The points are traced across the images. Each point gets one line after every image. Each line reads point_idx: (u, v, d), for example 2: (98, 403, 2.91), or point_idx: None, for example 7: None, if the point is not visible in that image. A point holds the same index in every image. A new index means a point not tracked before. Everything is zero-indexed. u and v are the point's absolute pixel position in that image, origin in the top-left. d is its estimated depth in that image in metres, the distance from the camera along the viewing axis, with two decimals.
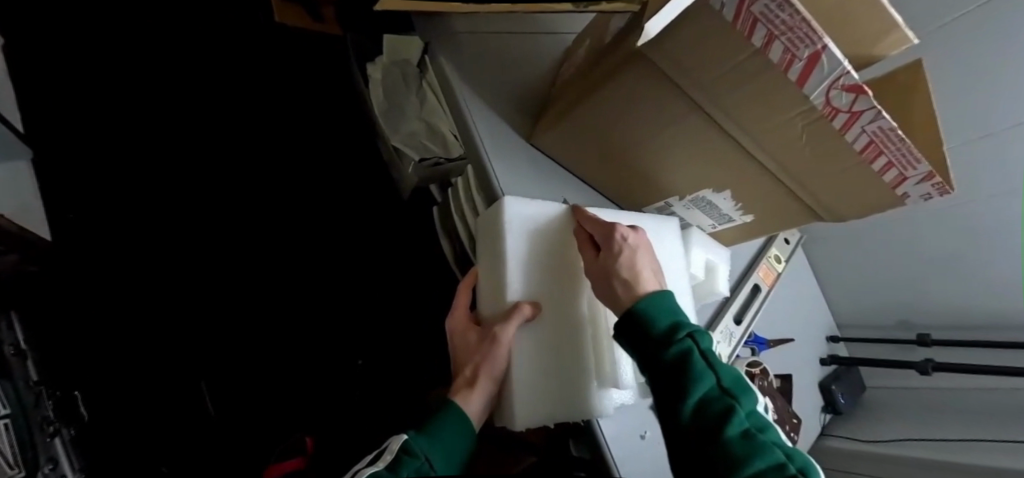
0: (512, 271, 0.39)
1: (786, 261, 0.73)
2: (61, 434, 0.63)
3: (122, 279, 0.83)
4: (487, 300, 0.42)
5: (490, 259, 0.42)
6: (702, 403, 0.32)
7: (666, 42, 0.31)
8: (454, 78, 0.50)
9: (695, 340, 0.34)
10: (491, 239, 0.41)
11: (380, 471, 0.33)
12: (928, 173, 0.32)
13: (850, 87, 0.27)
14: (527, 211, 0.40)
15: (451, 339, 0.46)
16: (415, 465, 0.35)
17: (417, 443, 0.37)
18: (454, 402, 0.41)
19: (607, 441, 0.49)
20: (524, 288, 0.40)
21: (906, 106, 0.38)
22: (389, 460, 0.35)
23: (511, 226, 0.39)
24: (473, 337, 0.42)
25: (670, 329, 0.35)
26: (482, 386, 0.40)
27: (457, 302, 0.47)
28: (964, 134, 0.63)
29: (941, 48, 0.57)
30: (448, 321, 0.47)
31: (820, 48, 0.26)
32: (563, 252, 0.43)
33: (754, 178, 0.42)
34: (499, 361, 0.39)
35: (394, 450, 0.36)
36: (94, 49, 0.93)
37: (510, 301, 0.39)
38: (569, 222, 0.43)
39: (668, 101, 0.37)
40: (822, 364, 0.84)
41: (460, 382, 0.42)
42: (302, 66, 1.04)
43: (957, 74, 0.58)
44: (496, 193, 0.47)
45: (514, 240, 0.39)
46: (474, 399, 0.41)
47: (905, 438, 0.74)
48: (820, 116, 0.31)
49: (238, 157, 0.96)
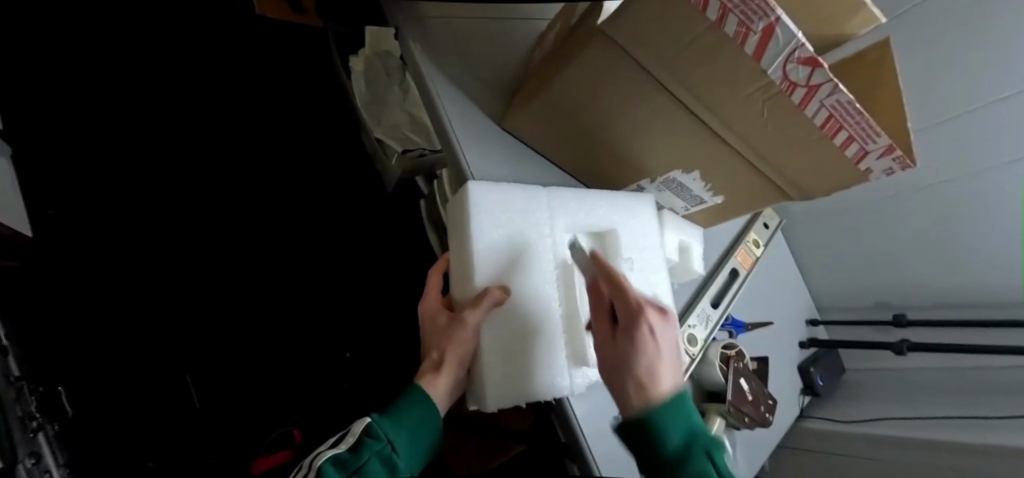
0: (480, 258, 0.39)
1: (765, 244, 0.73)
2: (43, 428, 0.63)
3: (104, 274, 0.83)
4: (457, 283, 0.41)
5: (456, 241, 0.42)
6: (679, 460, 0.31)
7: (625, 19, 0.31)
8: (424, 61, 0.50)
9: (711, 456, 0.33)
10: (458, 219, 0.41)
11: (342, 454, 0.34)
12: (887, 146, 0.32)
13: (805, 60, 0.27)
14: (491, 195, 0.40)
15: (422, 323, 0.45)
16: (376, 448, 0.34)
17: (381, 425, 0.36)
18: (419, 385, 0.39)
19: (579, 423, 0.50)
20: (491, 274, 0.39)
21: (872, 81, 0.38)
22: (352, 442, 0.35)
23: (478, 210, 0.39)
24: (442, 320, 0.41)
25: (684, 444, 0.32)
26: (449, 368, 0.39)
27: (429, 283, 0.45)
28: (940, 115, 0.63)
29: (920, 34, 0.58)
30: (420, 305, 0.45)
31: (773, 21, 0.26)
32: (531, 234, 0.42)
33: (722, 159, 0.42)
34: (466, 342, 0.38)
35: (357, 432, 0.36)
36: (71, 42, 0.92)
37: (477, 287, 0.39)
38: (535, 204, 0.43)
39: (631, 80, 0.37)
40: (801, 347, 0.85)
41: (426, 366, 0.40)
42: (284, 59, 1.03)
43: (935, 52, 0.58)
44: (466, 174, 0.48)
45: (481, 222, 0.39)
46: (439, 383, 0.39)
47: (883, 418, 0.75)
48: (780, 92, 0.31)
49: (221, 151, 0.95)
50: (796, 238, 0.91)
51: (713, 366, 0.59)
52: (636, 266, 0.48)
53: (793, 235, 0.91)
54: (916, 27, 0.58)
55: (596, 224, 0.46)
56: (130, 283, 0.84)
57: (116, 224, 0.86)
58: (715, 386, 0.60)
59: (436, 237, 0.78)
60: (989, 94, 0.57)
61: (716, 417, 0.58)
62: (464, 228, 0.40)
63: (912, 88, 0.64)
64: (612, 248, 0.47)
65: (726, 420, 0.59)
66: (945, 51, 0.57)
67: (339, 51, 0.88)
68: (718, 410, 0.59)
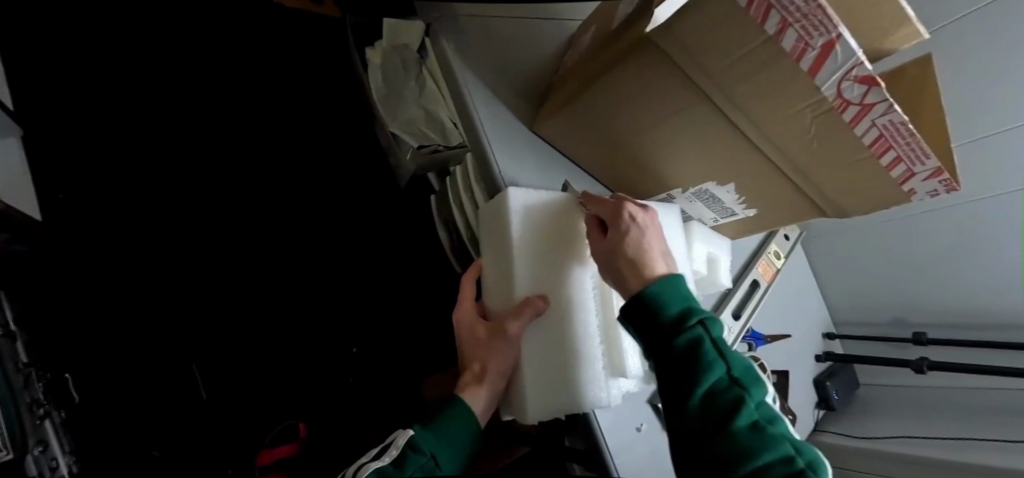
0: (519, 267, 0.39)
1: (785, 257, 0.73)
2: (50, 416, 0.62)
3: (113, 261, 0.82)
4: (495, 294, 0.42)
5: (495, 248, 0.42)
6: (712, 393, 0.31)
7: (676, 31, 0.30)
8: (456, 62, 0.49)
9: (706, 327, 0.34)
10: (495, 230, 0.41)
11: (386, 467, 0.34)
12: (936, 169, 0.32)
13: (862, 79, 0.27)
14: (533, 202, 0.40)
15: (458, 333, 0.45)
16: (419, 461, 0.35)
17: (423, 439, 0.37)
18: (461, 398, 0.41)
19: (603, 433, 0.49)
20: (531, 282, 0.39)
21: (917, 98, 0.37)
22: (395, 454, 0.36)
23: (518, 217, 0.39)
24: (480, 331, 0.41)
25: (680, 316, 0.34)
26: (492, 380, 0.41)
27: (463, 294, 0.46)
28: (977, 131, 0.62)
29: (953, 51, 0.57)
30: (455, 314, 0.46)
31: (834, 38, 0.25)
32: (567, 241, 0.42)
33: (759, 171, 0.42)
34: (506, 357, 0.39)
35: (400, 445, 0.37)
36: (83, 24, 0.90)
37: (517, 296, 0.39)
38: (574, 212, 0.43)
39: (673, 90, 0.36)
40: (817, 361, 0.85)
41: (467, 377, 0.42)
42: (299, 49, 1.02)
43: (968, 67, 0.57)
44: (498, 184, 0.47)
45: (521, 233, 0.39)
46: (481, 395, 0.41)
47: (896, 436, 0.75)
48: (830, 109, 0.31)
49: (233, 141, 0.94)
50: (814, 250, 0.91)
51: None
52: None
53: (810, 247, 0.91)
54: (954, 42, 0.56)
55: None
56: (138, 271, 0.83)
57: (124, 210, 0.85)
58: None
59: (451, 236, 0.77)
60: None
61: None
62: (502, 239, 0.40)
63: (952, 102, 0.61)
64: None
65: None
66: (985, 67, 0.56)
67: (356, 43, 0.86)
68: None
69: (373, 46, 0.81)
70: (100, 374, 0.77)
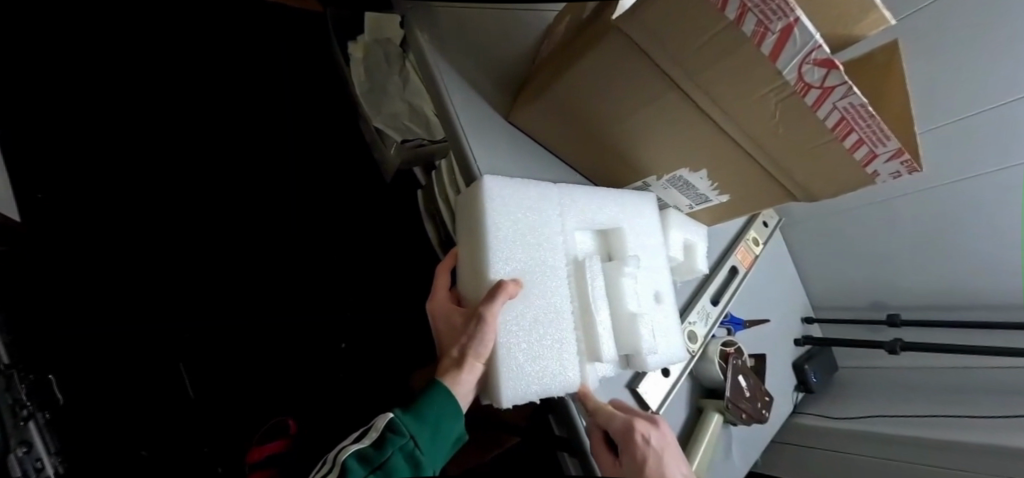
0: (493, 253, 0.39)
1: (765, 243, 0.74)
2: (34, 417, 0.62)
3: (94, 260, 0.81)
4: (468, 281, 0.42)
5: (469, 235, 0.42)
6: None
7: (641, 19, 0.31)
8: (430, 51, 0.48)
9: None
10: (469, 216, 0.41)
11: (366, 449, 0.37)
12: (896, 150, 0.33)
13: (821, 62, 0.27)
14: (506, 188, 0.40)
15: (437, 322, 0.45)
16: (399, 443, 0.37)
17: (403, 421, 0.38)
18: (441, 382, 0.39)
19: (581, 416, 0.50)
20: (507, 268, 0.39)
21: (880, 83, 0.38)
22: (375, 437, 0.38)
23: (492, 203, 0.39)
24: (458, 319, 0.41)
25: None
26: (471, 366, 0.38)
27: (438, 283, 0.47)
28: (951, 115, 0.63)
29: (925, 38, 0.58)
30: (429, 304, 0.46)
31: (792, 22, 0.26)
32: (541, 228, 0.42)
33: (729, 158, 0.43)
34: (485, 339, 0.37)
35: (380, 427, 0.38)
36: (56, 20, 0.89)
37: (492, 281, 0.38)
38: (547, 199, 0.43)
39: (642, 77, 0.36)
40: (795, 345, 0.86)
41: (446, 363, 0.39)
42: (281, 45, 1.01)
43: (939, 54, 0.58)
44: (473, 173, 0.47)
45: (495, 219, 0.39)
46: (462, 381, 0.38)
47: (874, 415, 0.77)
48: (793, 93, 0.31)
49: (216, 137, 0.93)
50: (795, 238, 0.92)
51: (712, 363, 0.60)
52: (642, 264, 0.49)
53: (790, 236, 0.92)
54: (928, 27, 0.57)
55: (604, 221, 0.47)
56: (119, 271, 0.82)
57: (104, 209, 0.84)
58: (713, 382, 0.61)
59: (435, 229, 0.77)
60: (1006, 93, 0.56)
61: (715, 413, 0.60)
62: (477, 221, 0.39)
63: (927, 88, 0.62)
64: (617, 245, 0.48)
65: (724, 416, 0.60)
66: (957, 52, 0.57)
67: (339, 38, 0.86)
68: (716, 406, 0.60)
69: (355, 40, 0.81)
70: (84, 374, 0.76)
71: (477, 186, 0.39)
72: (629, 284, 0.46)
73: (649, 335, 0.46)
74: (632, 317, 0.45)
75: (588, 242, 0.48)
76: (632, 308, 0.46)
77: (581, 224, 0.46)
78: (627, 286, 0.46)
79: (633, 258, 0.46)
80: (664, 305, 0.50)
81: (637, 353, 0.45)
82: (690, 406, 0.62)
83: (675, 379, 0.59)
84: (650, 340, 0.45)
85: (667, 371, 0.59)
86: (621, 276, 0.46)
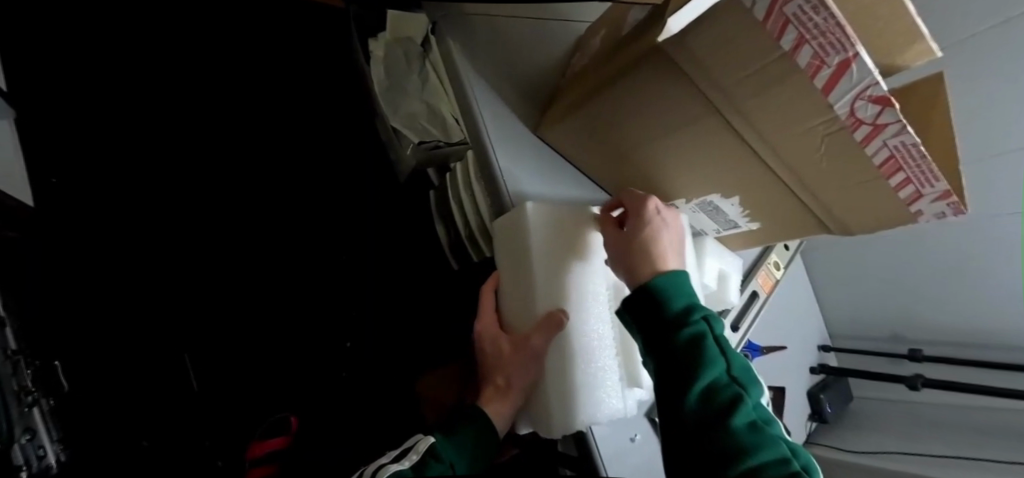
0: (539, 280, 0.39)
1: (785, 267, 0.74)
2: (38, 404, 0.62)
3: (105, 248, 0.81)
4: (513, 307, 0.43)
5: (515, 267, 0.42)
6: (710, 390, 0.32)
7: (689, 43, 0.29)
8: (461, 61, 0.50)
9: (709, 322, 0.35)
10: (514, 245, 0.41)
11: (406, 473, 0.35)
12: (944, 191, 0.32)
13: (877, 98, 0.26)
14: (551, 217, 0.40)
15: (476, 345, 0.45)
16: (439, 470, 0.36)
17: (444, 449, 0.38)
18: (483, 410, 0.41)
19: (596, 443, 0.49)
20: (552, 297, 0.39)
21: (926, 119, 0.37)
22: (415, 460, 0.36)
23: (536, 230, 0.39)
24: (503, 345, 0.41)
25: (683, 310, 0.35)
26: (514, 395, 0.41)
27: (484, 304, 0.46)
28: (990, 149, 0.64)
29: (981, 76, 0.60)
30: (474, 326, 0.46)
31: (850, 56, 0.25)
32: (585, 257, 0.42)
33: (768, 187, 0.41)
34: (528, 372, 0.39)
35: (421, 450, 0.37)
36: (81, 8, 0.89)
37: (539, 311, 0.39)
38: (590, 228, 0.43)
39: (681, 102, 0.35)
40: (811, 372, 0.85)
41: (490, 391, 0.42)
42: (304, 42, 1.03)
43: (987, 87, 0.60)
44: (507, 204, 0.47)
45: (539, 246, 0.39)
46: (503, 410, 0.41)
47: (896, 452, 0.76)
48: (842, 128, 0.30)
49: (235, 131, 0.93)
50: (813, 262, 0.93)
51: None
52: None
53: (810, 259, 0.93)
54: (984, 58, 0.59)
55: None
56: (127, 260, 0.82)
57: (116, 196, 0.84)
58: None
59: (448, 231, 0.77)
60: None
61: None
62: (523, 251, 0.39)
63: (970, 120, 0.64)
64: None
65: None
66: (1008, 85, 0.58)
67: (359, 35, 0.86)
68: None
69: (375, 38, 0.80)
70: (88, 363, 0.76)
71: (523, 212, 0.39)
72: None
73: None
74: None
75: None
76: None
77: None
78: None
79: None
80: None
81: None
82: None
83: None
84: None
85: None
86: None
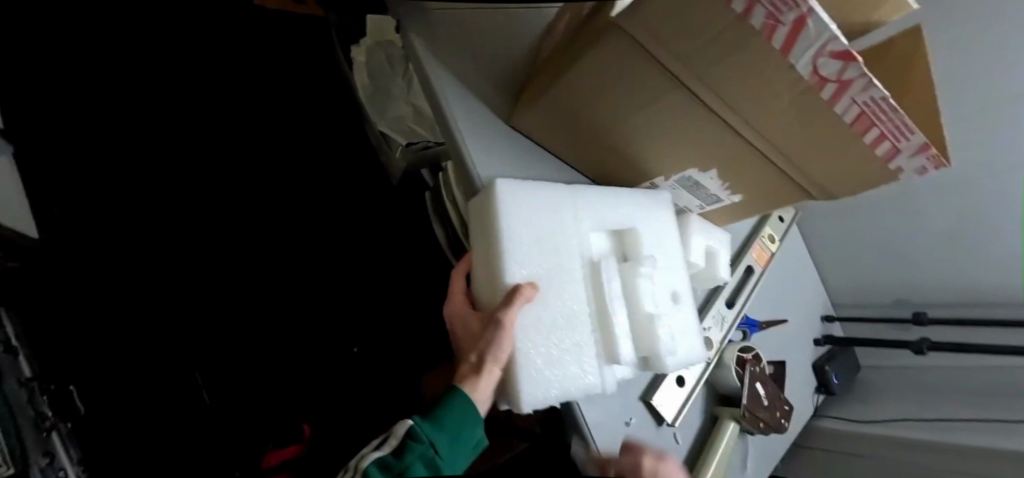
0: (508, 257, 0.38)
1: (780, 240, 0.73)
2: (58, 428, 0.63)
3: (110, 272, 0.82)
4: (483, 285, 0.41)
5: (483, 241, 0.40)
6: None
7: (642, 16, 0.28)
8: (426, 53, 0.48)
9: None
10: (483, 220, 0.40)
11: (387, 458, 0.36)
12: (921, 144, 0.30)
13: (838, 54, 0.25)
14: (522, 192, 0.40)
15: (453, 328, 0.45)
16: (419, 451, 0.36)
17: (423, 428, 0.37)
18: (460, 389, 0.38)
19: (587, 424, 0.50)
20: (523, 272, 0.38)
21: (902, 75, 0.36)
22: (395, 444, 0.37)
23: (506, 205, 0.38)
24: (477, 323, 0.41)
25: None
26: (491, 371, 0.37)
27: (454, 288, 0.47)
28: (996, 101, 0.61)
29: (977, 19, 0.58)
30: (446, 308, 0.46)
31: (805, 12, 0.24)
32: (560, 233, 0.42)
33: (743, 158, 0.41)
34: (505, 344, 0.36)
35: (399, 435, 0.38)
36: (71, 39, 0.91)
37: (506, 285, 0.37)
38: (562, 203, 0.42)
39: (644, 78, 0.35)
40: (817, 345, 0.85)
41: (466, 369, 0.39)
42: (290, 55, 1.04)
43: (990, 38, 0.58)
44: (475, 184, 0.46)
45: (509, 221, 0.38)
46: (482, 387, 0.37)
47: (912, 418, 0.79)
48: (807, 88, 0.29)
49: (229, 148, 0.95)
50: (812, 232, 0.92)
51: (728, 370, 0.61)
52: (658, 265, 0.48)
53: (810, 229, 0.92)
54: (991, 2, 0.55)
55: (618, 223, 0.47)
56: (132, 282, 0.83)
57: (116, 221, 0.85)
58: (728, 389, 0.62)
59: (444, 230, 0.76)
60: None
61: (731, 421, 0.61)
62: (490, 230, 0.39)
63: (972, 73, 0.61)
64: (632, 247, 0.47)
65: (739, 424, 0.62)
66: (1018, 30, 0.55)
67: (341, 44, 0.86)
68: (731, 414, 0.61)
69: (358, 44, 0.80)
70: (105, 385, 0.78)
71: (491, 191, 0.38)
72: (644, 286, 0.45)
73: (667, 337, 0.45)
74: (650, 320, 0.44)
75: (602, 242, 0.46)
76: (649, 309, 0.45)
77: (595, 226, 0.45)
78: (643, 286, 0.45)
79: (648, 259, 0.46)
80: (682, 306, 0.49)
81: (655, 356, 0.45)
82: (705, 413, 0.63)
83: (688, 389, 0.59)
84: (668, 342, 0.45)
85: (682, 381, 0.59)
86: (636, 276, 0.45)
